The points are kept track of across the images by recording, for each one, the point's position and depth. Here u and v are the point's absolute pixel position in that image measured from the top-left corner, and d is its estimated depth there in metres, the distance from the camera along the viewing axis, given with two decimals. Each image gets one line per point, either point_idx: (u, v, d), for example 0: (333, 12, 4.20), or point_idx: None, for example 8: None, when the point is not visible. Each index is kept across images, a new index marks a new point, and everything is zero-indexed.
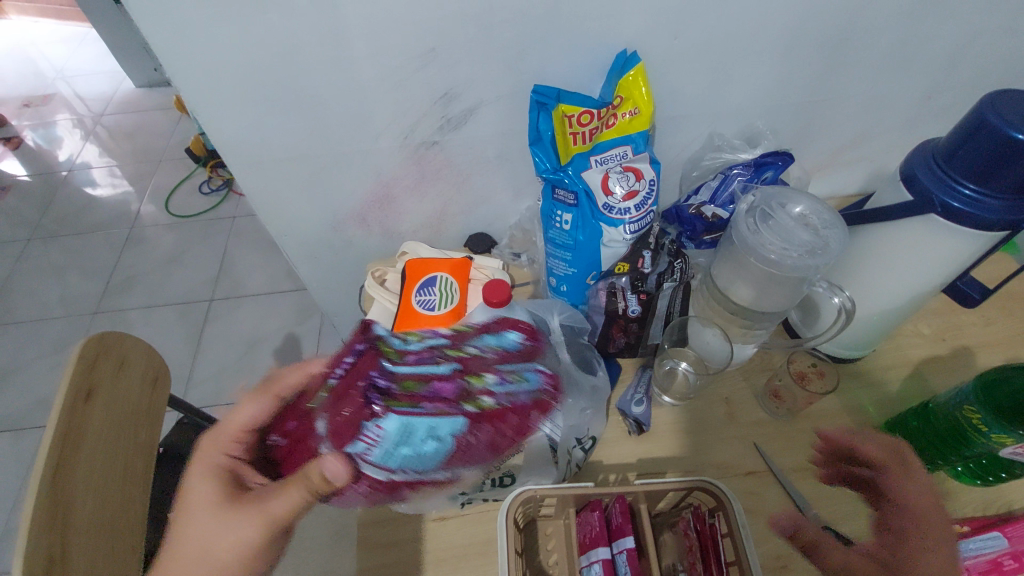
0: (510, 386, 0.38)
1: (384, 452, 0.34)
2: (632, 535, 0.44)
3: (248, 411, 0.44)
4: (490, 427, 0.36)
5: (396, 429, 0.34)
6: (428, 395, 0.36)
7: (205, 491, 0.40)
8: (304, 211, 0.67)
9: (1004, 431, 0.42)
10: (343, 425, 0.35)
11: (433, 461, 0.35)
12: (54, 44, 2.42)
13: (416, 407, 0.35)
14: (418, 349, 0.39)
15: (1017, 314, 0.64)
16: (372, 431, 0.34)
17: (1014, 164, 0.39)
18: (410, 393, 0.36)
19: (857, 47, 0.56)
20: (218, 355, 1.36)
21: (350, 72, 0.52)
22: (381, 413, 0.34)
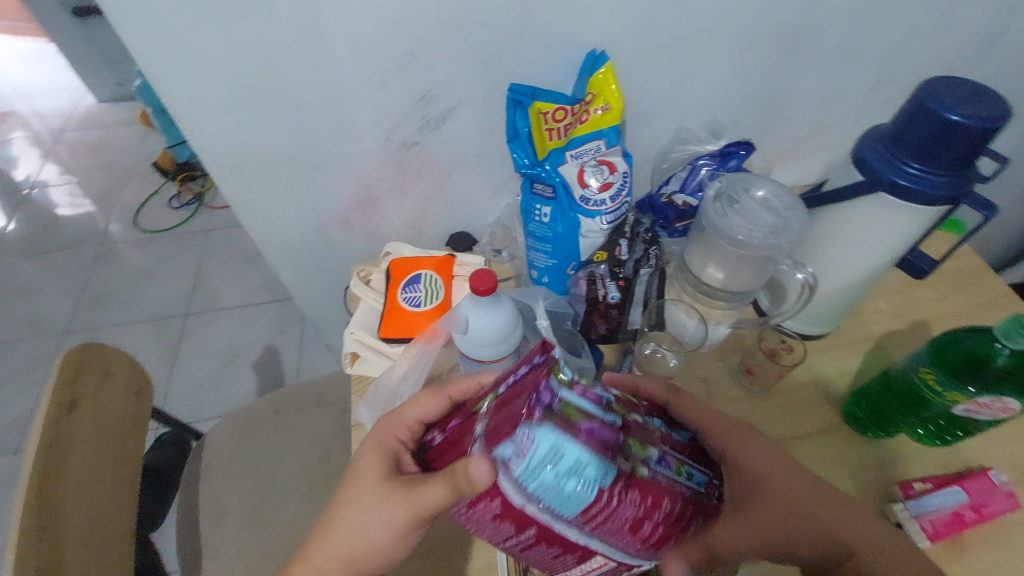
0: (670, 470, 0.31)
1: (528, 471, 0.26)
2: None
3: (420, 405, 0.42)
4: (648, 492, 0.29)
5: (549, 448, 0.27)
6: (592, 420, 0.29)
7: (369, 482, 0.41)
8: (288, 214, 0.68)
9: (956, 388, 0.47)
10: (513, 417, 0.28)
11: (574, 503, 0.27)
12: (9, 61, 2.35)
13: (574, 434, 0.27)
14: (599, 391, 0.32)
15: (969, 287, 0.69)
16: (529, 437, 0.27)
17: (953, 141, 0.43)
18: (579, 408, 0.29)
19: (806, 43, 0.60)
20: (193, 371, 1.34)
21: (333, 75, 0.53)
22: (535, 420, 0.27)
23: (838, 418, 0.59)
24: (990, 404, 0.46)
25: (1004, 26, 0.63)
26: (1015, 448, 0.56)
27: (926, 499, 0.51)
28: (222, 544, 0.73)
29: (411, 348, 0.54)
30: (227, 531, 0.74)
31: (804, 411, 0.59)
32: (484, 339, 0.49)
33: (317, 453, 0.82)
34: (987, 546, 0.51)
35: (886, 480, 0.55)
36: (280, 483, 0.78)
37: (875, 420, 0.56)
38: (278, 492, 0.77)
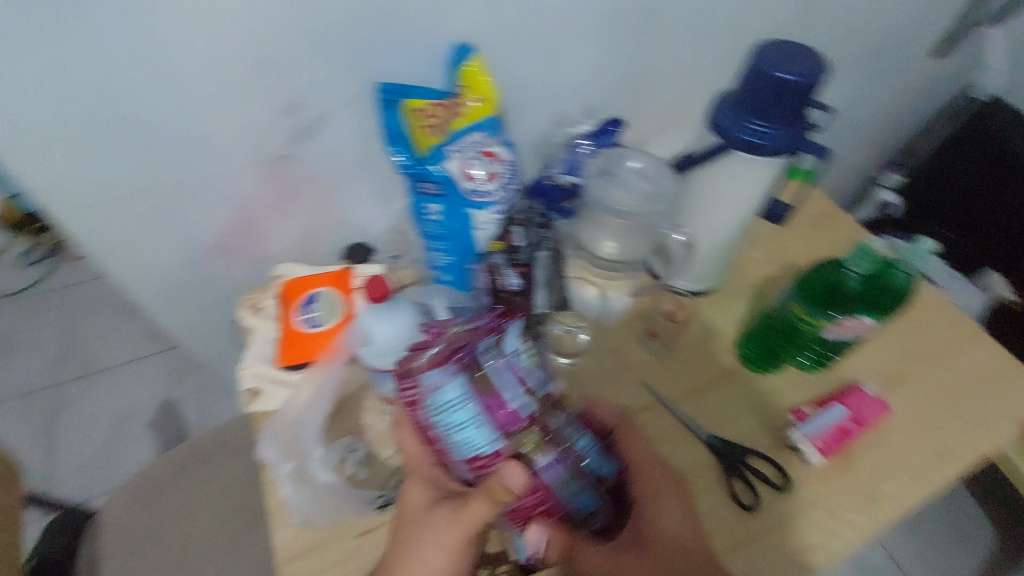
0: (554, 480, 0.40)
1: (433, 404, 0.39)
2: None
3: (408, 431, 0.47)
4: (519, 472, 0.39)
5: (453, 396, 0.39)
6: (502, 397, 0.40)
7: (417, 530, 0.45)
8: (156, 250, 0.61)
9: (823, 316, 0.53)
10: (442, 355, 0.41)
11: (462, 447, 0.40)
12: None
13: (476, 399, 0.39)
14: (530, 375, 0.42)
15: (828, 227, 0.78)
16: (452, 394, 0.39)
17: (785, 99, 0.49)
18: (494, 384, 0.40)
19: (657, 22, 0.64)
20: (78, 446, 1.19)
21: (181, 92, 0.49)
22: (451, 375, 0.39)
23: (737, 360, 0.64)
24: (852, 326, 0.53)
25: None
26: (877, 360, 0.64)
27: (816, 420, 0.57)
28: None
29: (316, 369, 0.53)
30: None
31: (705, 362, 0.63)
32: (392, 347, 0.48)
33: (235, 504, 0.76)
34: (868, 449, 0.58)
35: (782, 410, 0.61)
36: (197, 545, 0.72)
37: (766, 355, 0.62)
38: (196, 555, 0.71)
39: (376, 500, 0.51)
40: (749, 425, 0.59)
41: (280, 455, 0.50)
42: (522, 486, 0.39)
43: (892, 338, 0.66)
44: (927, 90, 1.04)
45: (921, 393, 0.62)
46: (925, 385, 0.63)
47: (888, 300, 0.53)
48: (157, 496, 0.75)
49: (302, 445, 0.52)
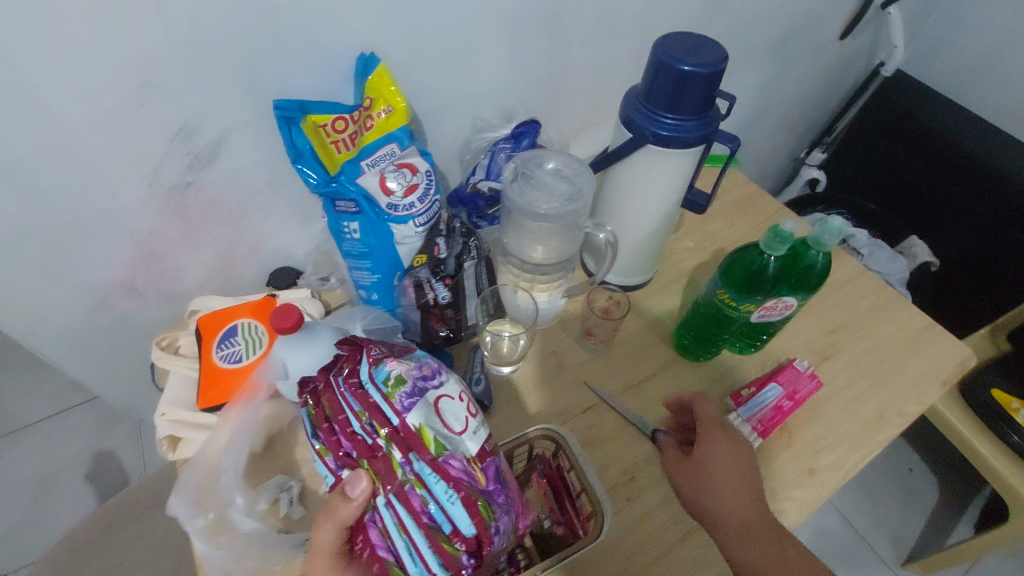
0: (386, 520, 0.38)
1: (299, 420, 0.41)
2: None
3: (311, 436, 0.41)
4: (345, 506, 0.37)
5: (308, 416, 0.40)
6: (346, 422, 0.38)
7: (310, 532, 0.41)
8: (49, 297, 0.56)
9: (747, 300, 0.54)
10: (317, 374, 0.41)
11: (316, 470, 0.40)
12: None
13: (321, 423, 0.39)
14: (386, 401, 0.38)
15: (750, 211, 0.80)
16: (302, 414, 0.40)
17: (693, 89, 0.48)
18: (340, 409, 0.38)
19: (567, 21, 0.64)
20: (0, 513, 1.09)
21: (50, 125, 0.44)
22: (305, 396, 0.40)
23: (673, 351, 0.65)
24: (775, 305, 0.55)
25: None
26: (806, 336, 0.67)
27: (751, 402, 0.58)
28: None
29: (231, 412, 0.47)
30: None
31: (642, 355, 0.64)
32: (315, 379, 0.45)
33: (174, 555, 0.71)
34: (803, 425, 0.59)
35: (721, 395, 0.62)
36: None
37: (700, 343, 0.62)
38: None
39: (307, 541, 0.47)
40: None
41: (193, 510, 0.44)
42: (360, 498, 0.36)
43: (818, 314, 0.69)
44: (838, 71, 1.09)
45: (848, 364, 0.64)
46: (852, 355, 0.65)
47: (816, 278, 0.53)
48: (85, 559, 0.70)
49: (221, 495, 0.46)
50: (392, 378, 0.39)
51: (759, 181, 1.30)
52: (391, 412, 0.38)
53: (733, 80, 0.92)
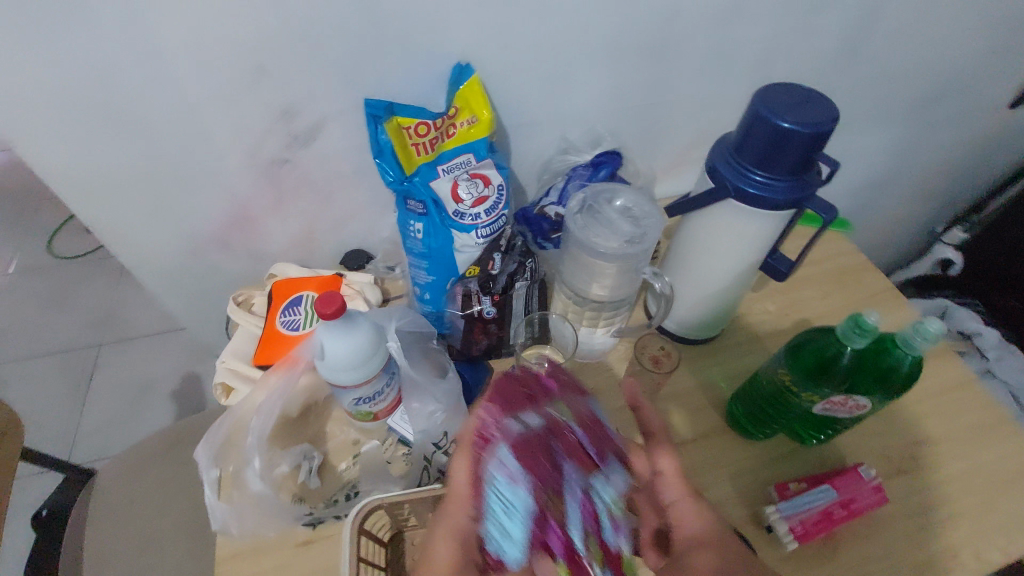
0: None
1: (501, 480, 0.35)
2: None
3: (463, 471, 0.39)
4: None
5: (518, 494, 0.34)
6: (565, 529, 0.35)
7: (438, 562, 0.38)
8: (159, 236, 0.65)
9: (812, 389, 0.49)
10: (533, 438, 0.36)
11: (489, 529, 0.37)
12: None
13: (536, 511, 0.35)
14: (609, 515, 0.36)
15: (850, 285, 0.72)
16: (503, 478, 0.35)
17: (790, 148, 0.44)
18: (564, 511, 0.35)
19: (675, 53, 0.61)
20: (105, 405, 1.28)
21: (180, 91, 0.51)
22: (523, 472, 0.35)
23: (722, 421, 0.60)
24: (844, 402, 0.49)
25: (865, 33, 0.66)
26: (882, 441, 0.59)
27: (797, 499, 0.52)
28: None
29: (270, 376, 0.52)
30: None
31: (687, 416, 0.60)
32: (343, 364, 0.47)
33: None
34: (853, 538, 0.52)
35: (764, 481, 0.56)
36: (172, 521, 0.76)
37: (751, 420, 0.57)
38: (168, 532, 0.74)
39: (303, 517, 0.49)
40: (725, 492, 0.55)
41: (210, 460, 0.47)
42: None
43: (904, 419, 0.60)
44: (1000, 142, 0.94)
45: (925, 485, 0.56)
46: (933, 477, 0.56)
47: (897, 379, 0.46)
48: (147, 468, 0.80)
49: (242, 451, 0.49)
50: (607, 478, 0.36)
51: (880, 249, 1.17)
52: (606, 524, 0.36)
53: (863, 136, 0.83)
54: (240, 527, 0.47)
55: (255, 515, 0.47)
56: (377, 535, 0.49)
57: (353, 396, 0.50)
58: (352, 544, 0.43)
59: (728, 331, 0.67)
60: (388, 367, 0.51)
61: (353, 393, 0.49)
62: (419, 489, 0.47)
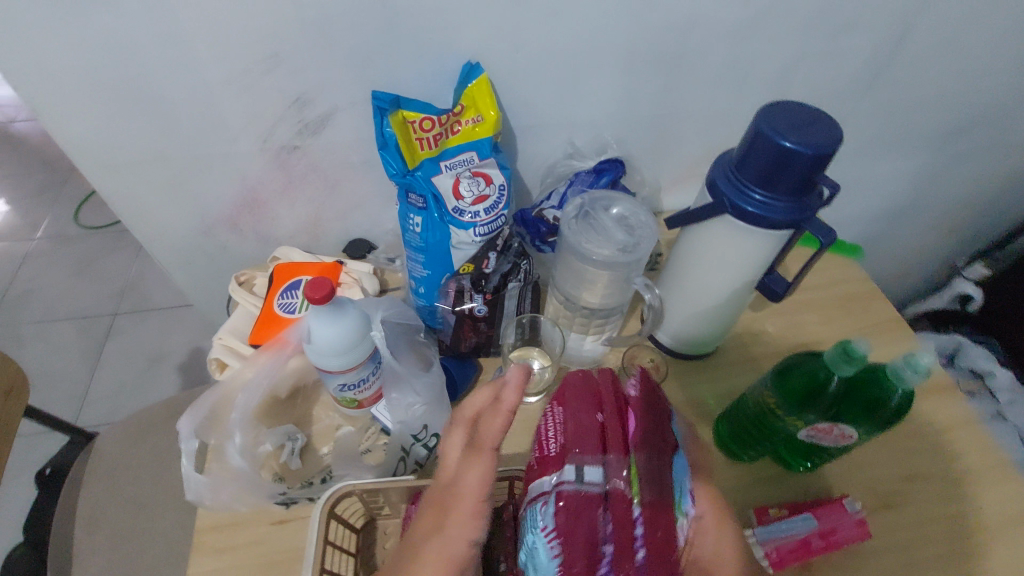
0: None
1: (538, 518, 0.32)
2: None
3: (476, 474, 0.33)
4: None
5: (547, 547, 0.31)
6: None
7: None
8: (170, 213, 0.66)
9: (798, 414, 0.48)
10: (592, 497, 0.30)
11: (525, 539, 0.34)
12: None
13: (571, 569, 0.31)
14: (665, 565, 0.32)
15: (854, 312, 0.71)
16: (541, 518, 0.31)
17: (792, 168, 0.43)
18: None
19: (688, 66, 0.61)
20: (115, 372, 1.32)
21: (196, 74, 0.52)
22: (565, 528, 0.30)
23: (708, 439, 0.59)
24: (830, 430, 0.48)
25: (890, 58, 0.65)
26: (871, 474, 0.57)
27: (775, 525, 0.51)
28: (92, 556, 0.71)
29: (260, 355, 0.53)
30: (99, 541, 0.72)
31: None
32: (330, 349, 0.48)
33: None
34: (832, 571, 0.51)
35: (745, 504, 0.55)
36: (164, 491, 0.78)
37: (736, 441, 0.56)
38: (157, 501, 0.76)
39: (278, 497, 0.50)
40: None
41: (194, 431, 0.48)
42: None
43: (898, 452, 0.59)
44: None
45: (911, 523, 0.54)
46: (921, 516, 0.55)
47: (885, 410, 0.45)
48: (145, 438, 0.82)
49: (226, 426, 0.50)
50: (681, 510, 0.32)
51: (895, 279, 1.14)
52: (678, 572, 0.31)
53: (883, 163, 0.81)
54: (214, 498, 0.48)
55: (233, 490, 0.48)
56: (348, 520, 0.50)
57: (338, 382, 0.51)
58: (318, 528, 0.43)
59: (723, 348, 0.67)
60: (375, 355, 0.52)
61: (337, 378, 0.50)
62: (392, 478, 0.48)
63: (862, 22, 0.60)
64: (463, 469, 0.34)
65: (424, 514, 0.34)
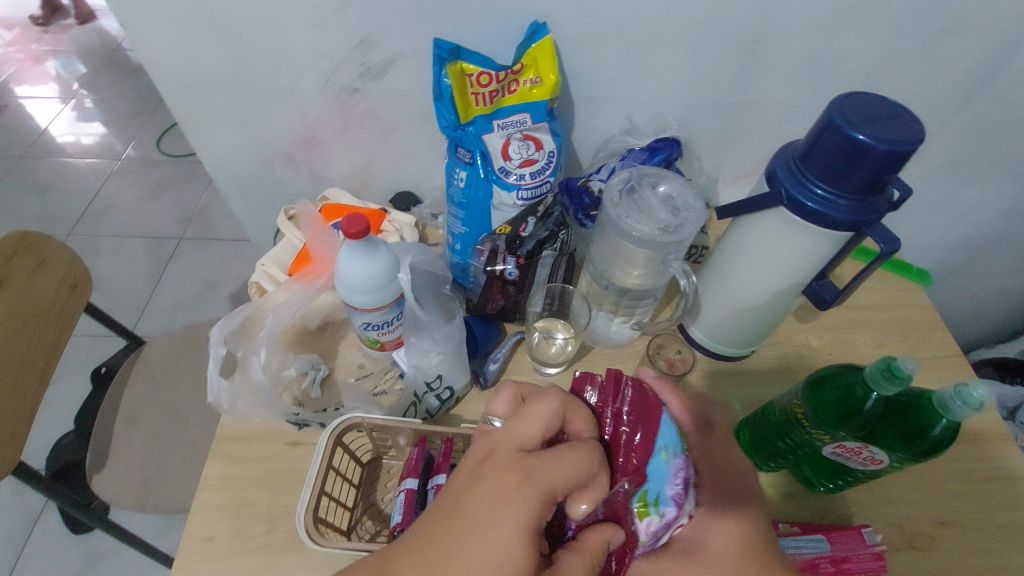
0: None
1: None
2: (416, 478, 0.46)
3: (569, 465, 0.34)
4: None
5: None
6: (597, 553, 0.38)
7: (487, 544, 0.30)
8: (233, 140, 0.69)
9: (823, 427, 0.45)
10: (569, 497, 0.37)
11: None
12: None
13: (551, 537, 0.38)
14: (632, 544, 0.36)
15: (910, 340, 0.65)
16: None
17: (864, 165, 0.40)
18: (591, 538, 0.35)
19: (768, 51, 0.57)
20: (173, 292, 1.41)
21: (270, 5, 0.54)
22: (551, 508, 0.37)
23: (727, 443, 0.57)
24: (858, 451, 0.45)
25: (1000, 68, 0.59)
26: (900, 511, 0.53)
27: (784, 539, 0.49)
28: (128, 447, 0.77)
29: (293, 283, 0.55)
30: (135, 435, 0.78)
31: None
32: (359, 285, 0.49)
33: None
34: None
35: None
36: (199, 401, 0.83)
37: (759, 451, 0.54)
38: (191, 408, 0.82)
39: (291, 417, 0.51)
40: None
41: (223, 338, 0.50)
42: None
43: (932, 493, 0.54)
44: None
45: (935, 570, 0.50)
46: (947, 564, 0.50)
47: (923, 442, 0.41)
48: (189, 351, 0.88)
49: (254, 340, 0.52)
50: (656, 508, 0.35)
51: (967, 318, 1.04)
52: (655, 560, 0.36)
53: (973, 186, 0.74)
54: (232, 404, 0.51)
55: (250, 400, 0.51)
56: (354, 452, 0.51)
57: (364, 320, 0.52)
58: (324, 451, 0.44)
59: (757, 354, 0.63)
60: (401, 302, 0.52)
61: (363, 316, 0.51)
62: (399, 419, 0.48)
63: (973, 23, 0.55)
64: (546, 457, 0.34)
65: (493, 476, 0.33)
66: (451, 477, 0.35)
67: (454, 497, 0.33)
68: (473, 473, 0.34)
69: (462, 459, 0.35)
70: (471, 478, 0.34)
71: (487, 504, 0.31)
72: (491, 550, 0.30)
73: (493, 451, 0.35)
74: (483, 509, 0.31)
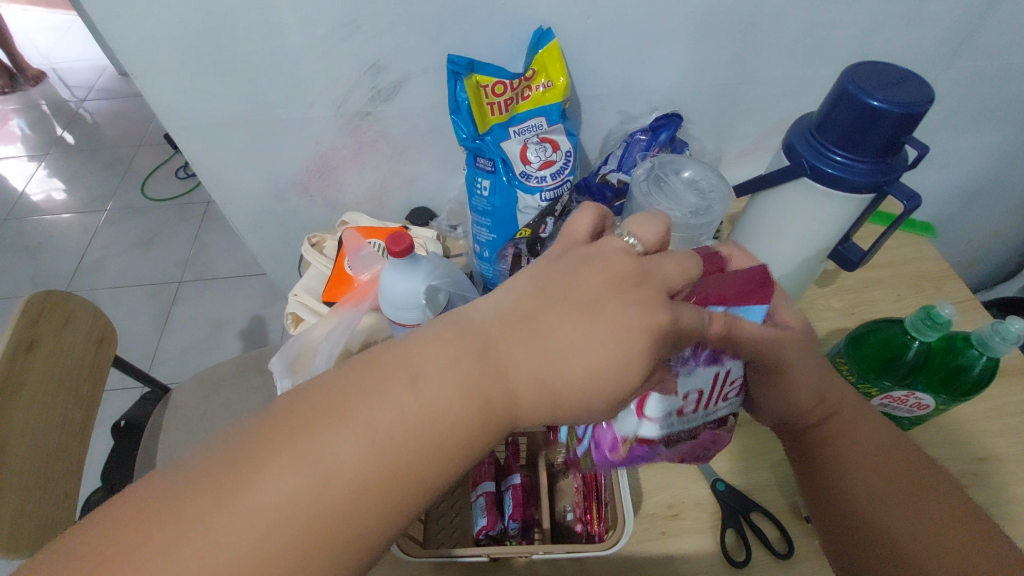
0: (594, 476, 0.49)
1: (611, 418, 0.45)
2: (489, 482, 0.54)
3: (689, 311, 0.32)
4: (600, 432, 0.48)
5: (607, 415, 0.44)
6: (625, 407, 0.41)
7: (585, 350, 0.28)
8: (247, 177, 0.70)
9: (869, 383, 0.47)
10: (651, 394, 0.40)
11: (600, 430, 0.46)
12: (29, 25, 2.46)
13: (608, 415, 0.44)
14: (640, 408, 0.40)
15: (925, 290, 0.68)
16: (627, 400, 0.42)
17: (882, 129, 0.42)
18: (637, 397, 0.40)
19: (762, 34, 0.60)
20: (180, 336, 1.40)
21: (279, 38, 0.55)
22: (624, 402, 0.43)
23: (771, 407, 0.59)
24: (905, 399, 0.46)
25: (979, 25, 0.62)
26: (942, 452, 0.55)
27: None
28: None
29: (338, 308, 0.56)
30: None
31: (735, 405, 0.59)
32: (402, 302, 0.50)
33: None
34: None
35: None
36: None
37: None
38: None
39: None
40: (765, 477, 0.53)
41: (285, 372, 0.53)
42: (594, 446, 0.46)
43: (970, 433, 0.57)
44: None
45: (985, 503, 0.52)
46: (995, 497, 0.53)
47: (964, 381, 0.44)
48: (218, 391, 0.87)
49: (309, 370, 0.53)
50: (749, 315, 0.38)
51: (965, 264, 1.09)
52: (672, 416, 0.39)
53: (960, 138, 0.78)
54: None
55: None
56: None
57: None
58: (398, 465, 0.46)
59: None
60: (442, 315, 0.52)
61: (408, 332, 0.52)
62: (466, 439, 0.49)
63: None
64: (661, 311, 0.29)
65: (606, 314, 0.28)
66: (564, 283, 0.30)
67: (560, 302, 0.29)
68: (589, 290, 0.29)
69: (584, 265, 0.30)
70: (586, 293, 0.29)
71: (609, 309, 0.29)
72: (588, 358, 0.28)
73: (619, 280, 0.30)
74: (607, 310, 0.29)
